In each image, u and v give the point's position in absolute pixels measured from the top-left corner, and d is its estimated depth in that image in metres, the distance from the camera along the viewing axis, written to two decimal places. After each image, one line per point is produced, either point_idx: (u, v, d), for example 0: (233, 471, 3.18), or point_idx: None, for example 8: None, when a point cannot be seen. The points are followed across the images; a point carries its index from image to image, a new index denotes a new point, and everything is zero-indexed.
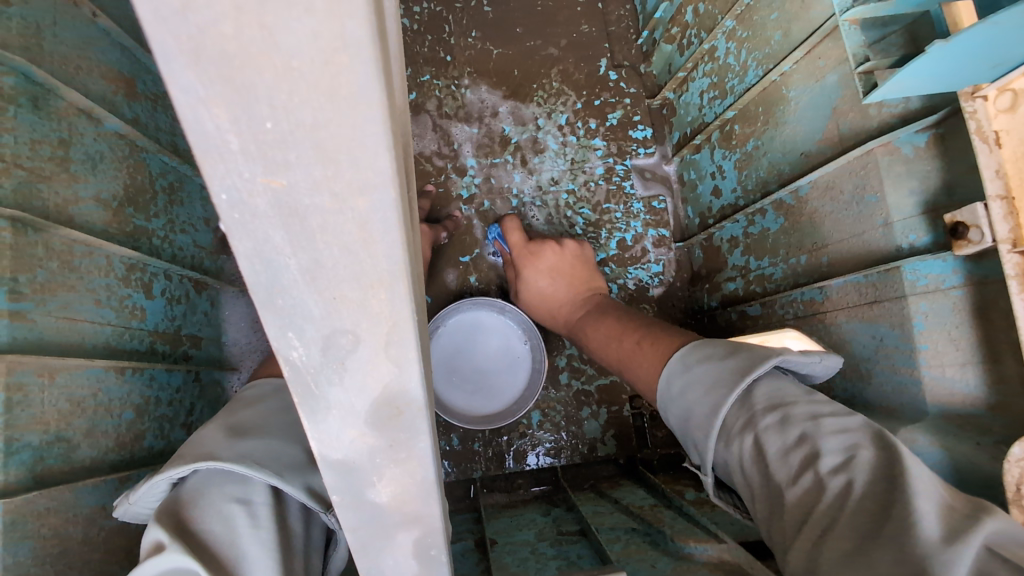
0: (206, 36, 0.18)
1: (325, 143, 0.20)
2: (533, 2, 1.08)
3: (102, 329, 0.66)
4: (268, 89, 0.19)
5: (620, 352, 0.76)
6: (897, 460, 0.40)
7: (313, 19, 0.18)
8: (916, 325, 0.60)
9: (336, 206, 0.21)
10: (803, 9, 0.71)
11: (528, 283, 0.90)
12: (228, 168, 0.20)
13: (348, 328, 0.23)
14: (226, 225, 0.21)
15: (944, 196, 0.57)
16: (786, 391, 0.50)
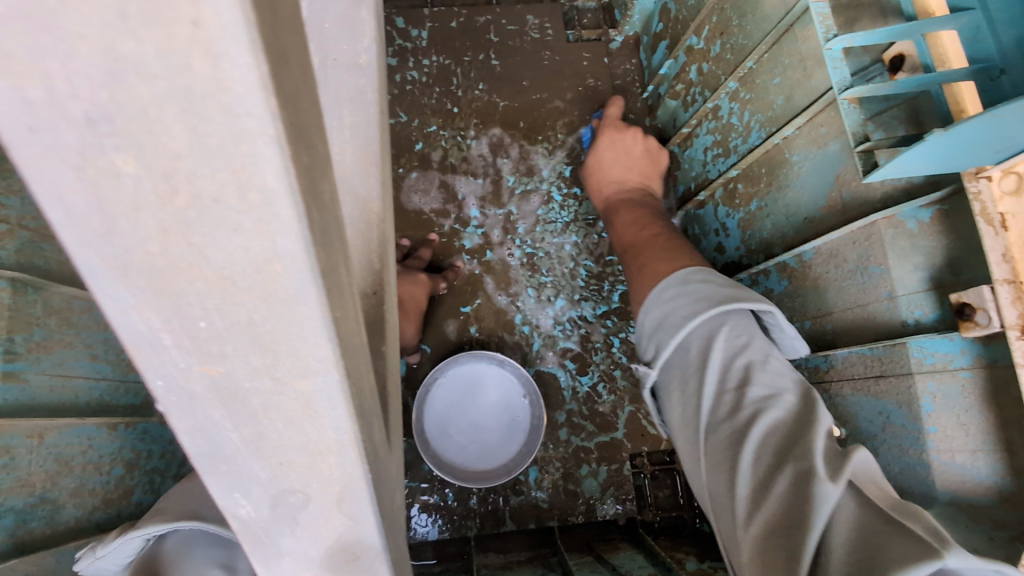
0: (133, 256, 0.17)
1: (262, 336, 0.19)
2: (540, 57, 1.11)
3: (96, 384, 0.65)
4: (199, 295, 0.18)
5: (634, 237, 0.84)
6: (813, 416, 0.51)
7: (242, 235, 0.17)
8: (924, 405, 0.58)
9: (277, 386, 0.20)
10: (804, 77, 0.71)
11: (597, 151, 0.96)
12: (163, 360, 0.19)
13: (297, 487, 0.23)
14: (163, 407, 0.20)
15: (950, 274, 0.56)
16: (746, 330, 0.59)
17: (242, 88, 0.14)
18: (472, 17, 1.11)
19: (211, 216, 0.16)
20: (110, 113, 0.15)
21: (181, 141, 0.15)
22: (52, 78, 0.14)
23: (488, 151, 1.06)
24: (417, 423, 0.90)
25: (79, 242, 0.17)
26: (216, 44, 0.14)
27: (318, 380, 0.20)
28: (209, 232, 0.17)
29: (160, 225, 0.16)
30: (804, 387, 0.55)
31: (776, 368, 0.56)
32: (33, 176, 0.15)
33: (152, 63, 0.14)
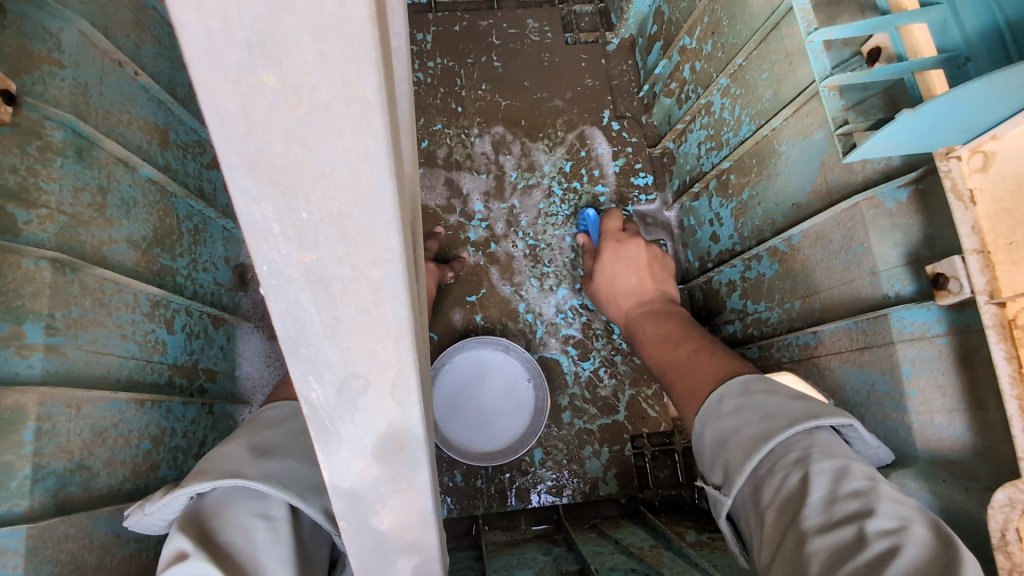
0: (262, 155, 0.16)
1: (347, 228, 0.18)
2: (540, 59, 1.16)
3: (126, 363, 0.69)
4: (306, 190, 0.17)
5: (669, 356, 0.80)
6: (956, 551, 0.39)
7: (345, 136, 0.16)
8: (905, 371, 0.62)
9: (354, 274, 0.19)
10: (790, 71, 0.75)
11: (604, 266, 0.95)
12: (271, 246, 0.18)
13: (360, 372, 0.22)
14: (265, 290, 0.19)
15: (927, 249, 0.60)
16: (838, 450, 0.49)
17: (361, 17, 0.15)
18: (474, 21, 1.16)
19: (327, 124, 0.16)
20: (263, 41, 0.14)
21: (311, 60, 0.15)
22: (227, 11, 0.14)
23: (490, 149, 1.11)
24: None
25: (230, 135, 0.16)
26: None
27: (388, 270, 0.19)
28: (321, 136, 0.16)
29: (285, 128, 0.16)
30: (935, 522, 0.42)
31: (888, 492, 0.45)
32: (202, 89, 0.15)
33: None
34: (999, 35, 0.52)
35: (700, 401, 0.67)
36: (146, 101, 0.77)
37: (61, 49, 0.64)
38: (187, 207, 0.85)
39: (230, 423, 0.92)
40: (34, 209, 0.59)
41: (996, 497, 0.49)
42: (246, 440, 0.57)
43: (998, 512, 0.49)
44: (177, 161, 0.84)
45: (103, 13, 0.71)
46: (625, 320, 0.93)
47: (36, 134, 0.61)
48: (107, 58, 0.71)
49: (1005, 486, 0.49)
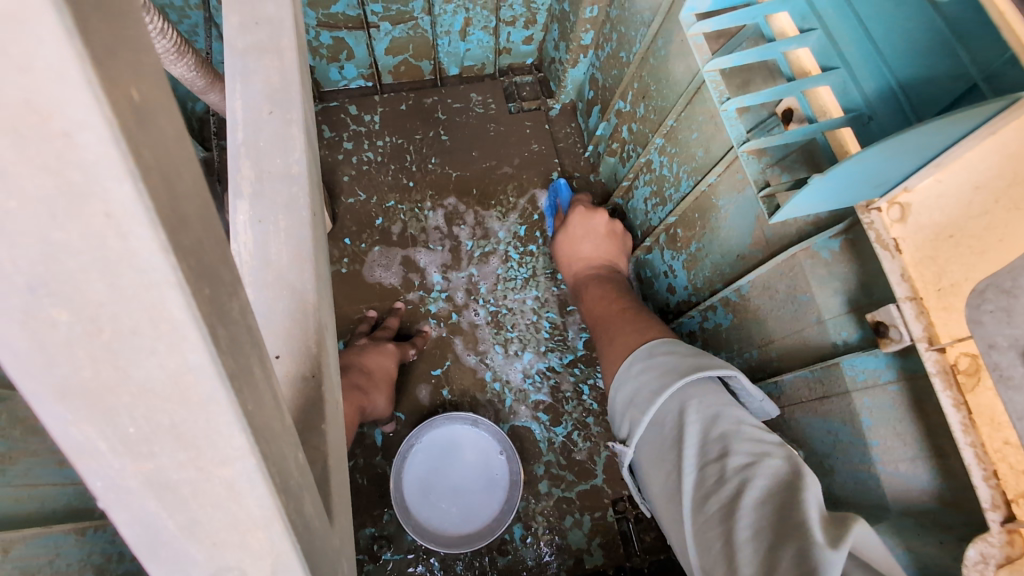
0: (71, 381, 0.18)
1: (184, 432, 0.19)
2: (486, 129, 1.19)
3: (64, 491, 0.66)
4: (127, 407, 0.18)
5: (602, 312, 0.89)
6: (800, 479, 0.49)
7: (159, 355, 0.18)
8: (865, 421, 0.62)
9: (202, 475, 0.19)
10: (717, 131, 0.78)
11: (569, 227, 1.01)
12: (100, 464, 0.19)
13: (233, 565, 0.21)
14: (102, 503, 0.19)
15: (865, 297, 0.61)
16: (714, 398, 0.60)
17: (148, 249, 0.17)
18: (420, 99, 1.19)
19: (135, 345, 0.18)
20: (48, 281, 0.17)
21: (103, 289, 0.17)
22: (3, 263, 0.16)
23: (444, 221, 1.12)
24: (395, 493, 0.90)
25: (28, 368, 0.17)
26: (125, 225, 0.16)
27: (239, 466, 0.19)
28: (132, 354, 0.18)
29: (91, 354, 0.17)
30: (790, 454, 0.53)
31: (751, 431, 0.56)
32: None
33: (77, 241, 0.17)
34: (895, 96, 0.55)
35: (619, 348, 0.77)
36: None
37: None
38: None
39: None
40: None
41: (969, 554, 0.48)
42: None
43: (973, 570, 0.48)
44: None
45: None
46: (574, 281, 1.00)
47: None
48: None
49: (976, 542, 0.48)
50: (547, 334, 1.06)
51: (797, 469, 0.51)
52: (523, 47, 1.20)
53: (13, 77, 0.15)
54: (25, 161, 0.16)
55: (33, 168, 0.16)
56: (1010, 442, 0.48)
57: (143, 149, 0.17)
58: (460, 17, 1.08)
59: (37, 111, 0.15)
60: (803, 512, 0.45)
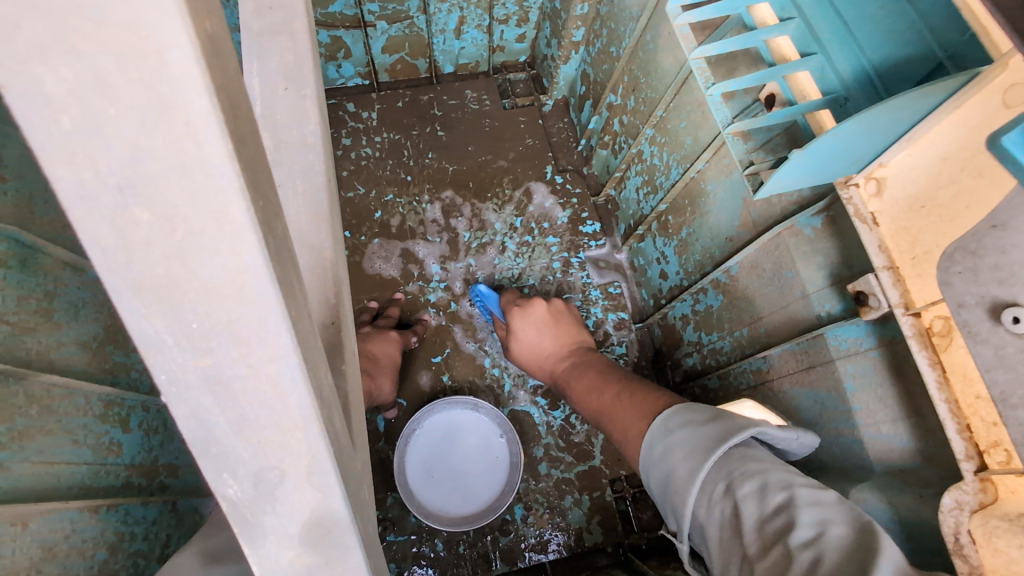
0: (145, 277, 0.21)
1: (239, 331, 0.22)
2: (481, 124, 1.22)
3: (78, 469, 0.67)
4: (191, 303, 0.21)
5: (600, 404, 0.83)
6: (875, 539, 0.43)
7: (222, 257, 0.21)
8: (848, 387, 0.65)
9: (252, 372, 0.23)
10: (704, 118, 0.82)
11: (521, 334, 0.97)
12: (166, 357, 0.22)
13: (275, 463, 0.24)
14: (164, 398, 0.22)
15: (846, 269, 0.64)
16: (756, 463, 0.54)
17: (218, 157, 0.20)
18: (416, 96, 1.22)
19: (201, 245, 0.21)
20: (133, 184, 0.19)
21: (179, 194, 0.20)
22: (97, 163, 0.19)
23: (441, 214, 1.15)
24: (399, 476, 0.92)
25: (108, 264, 0.20)
26: (202, 136, 0.19)
27: (284, 364, 0.23)
28: (199, 255, 0.21)
29: (164, 253, 0.20)
30: (856, 515, 0.47)
31: (809, 491, 0.49)
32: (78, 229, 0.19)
33: (160, 147, 0.19)
34: (868, 76, 0.58)
35: (636, 447, 0.71)
36: None
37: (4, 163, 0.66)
38: None
39: (199, 518, 0.88)
40: None
41: (944, 503, 0.51)
42: None
43: (949, 517, 0.51)
44: None
45: None
46: (554, 379, 0.95)
47: None
48: None
49: (951, 490, 0.51)
50: None
51: (868, 532, 0.44)
52: (516, 45, 1.24)
53: (116, 1, 0.18)
54: (123, 73, 0.18)
55: (129, 81, 0.18)
56: (981, 397, 0.50)
57: (217, 74, 0.20)
58: (455, 15, 1.11)
59: (136, 32, 0.18)
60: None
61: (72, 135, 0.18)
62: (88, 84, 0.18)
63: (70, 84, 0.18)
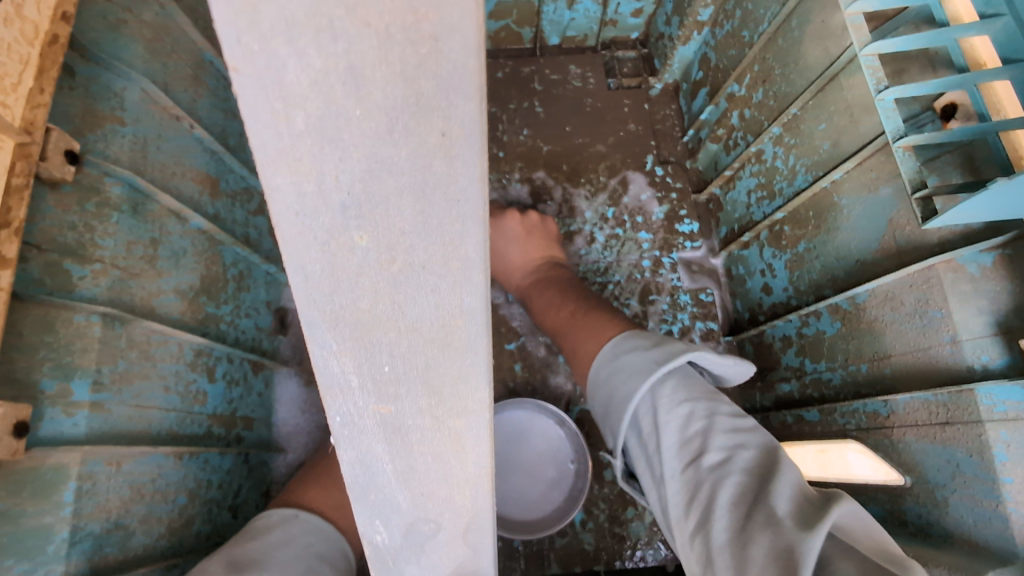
0: (347, 311, 0.23)
1: (432, 379, 0.25)
2: (582, 104, 1.16)
3: (167, 416, 0.69)
4: (389, 343, 0.24)
5: (556, 322, 0.83)
6: (776, 466, 0.51)
7: (436, 295, 0.23)
8: (997, 455, 0.56)
9: (433, 422, 0.26)
10: (852, 123, 0.72)
11: (491, 244, 0.93)
12: (346, 400, 0.25)
13: (432, 518, 0.28)
14: (336, 438, 0.26)
15: (1017, 319, 0.55)
16: (695, 385, 0.61)
17: (465, 180, 0.21)
18: (517, 68, 1.16)
19: (419, 280, 0.23)
20: (359, 203, 0.21)
21: (409, 221, 0.22)
22: (325, 175, 0.21)
23: (531, 195, 1.10)
24: None
25: (310, 294, 0.23)
26: (453, 145, 0.20)
27: (471, 418, 0.26)
28: (409, 291, 0.23)
29: (373, 288, 0.23)
30: (768, 441, 0.55)
31: (694, 425, 0.57)
32: (291, 250, 0.22)
33: (404, 161, 0.21)
34: None
35: (585, 366, 0.72)
36: (200, 153, 0.79)
37: (124, 107, 0.67)
38: (233, 254, 0.85)
39: (265, 471, 0.90)
40: (89, 264, 0.60)
41: None
42: (222, 556, 0.56)
43: None
44: (226, 209, 0.84)
45: (164, 71, 0.73)
46: (517, 295, 0.94)
47: (96, 191, 0.62)
48: (166, 114, 0.73)
49: None
50: (626, 321, 1.04)
51: (773, 456, 0.53)
52: (630, 20, 1.15)
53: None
54: (380, 63, 0.19)
55: (385, 71, 0.19)
56: None
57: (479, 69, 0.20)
58: None
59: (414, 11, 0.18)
60: (774, 504, 0.47)
61: (304, 136, 0.20)
62: (336, 72, 0.19)
63: (312, 73, 0.19)
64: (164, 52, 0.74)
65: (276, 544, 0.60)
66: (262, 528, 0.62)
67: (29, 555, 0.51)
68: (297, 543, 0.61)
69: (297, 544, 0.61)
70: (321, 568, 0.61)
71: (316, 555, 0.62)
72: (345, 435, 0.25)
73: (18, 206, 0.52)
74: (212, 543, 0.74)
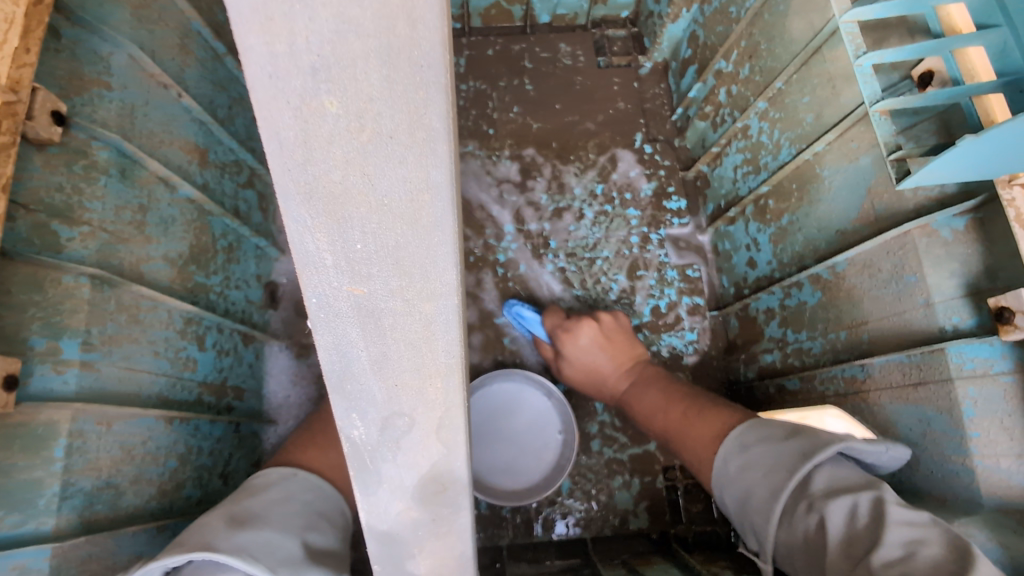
0: (320, 182, 0.24)
1: (402, 259, 0.26)
2: (572, 82, 1.16)
3: (157, 380, 0.69)
4: (361, 220, 0.25)
5: (666, 423, 0.80)
6: (970, 562, 0.42)
7: (404, 169, 0.24)
8: (966, 411, 0.58)
9: (406, 307, 0.27)
10: (834, 94, 0.74)
11: (571, 359, 0.91)
12: (321, 279, 0.26)
13: (406, 413, 0.29)
14: (313, 321, 0.26)
15: (987, 280, 0.57)
16: (852, 476, 0.54)
17: (426, 45, 0.22)
18: (507, 45, 1.16)
19: (384, 150, 0.24)
20: (327, 67, 0.22)
21: (376, 87, 0.23)
22: (296, 36, 0.22)
23: (521, 172, 1.10)
24: None
25: (283, 163, 0.24)
26: (415, 10, 0.22)
27: (440, 301, 0.26)
28: (378, 163, 0.24)
29: (343, 159, 0.24)
30: (952, 536, 0.46)
31: (841, 508, 0.51)
32: (266, 114, 0.23)
33: (369, 24, 0.22)
34: None
35: (708, 468, 0.70)
36: (188, 123, 0.79)
37: (110, 71, 0.67)
38: (222, 226, 0.85)
39: (255, 442, 0.91)
40: (77, 226, 0.61)
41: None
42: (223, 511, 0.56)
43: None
44: (214, 180, 0.84)
45: (152, 38, 0.73)
46: (617, 400, 0.91)
47: (83, 154, 0.62)
48: (153, 81, 0.73)
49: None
50: (614, 297, 1.06)
51: (966, 555, 0.43)
52: None
53: None
54: None
55: None
56: None
57: None
58: None
59: None
60: None
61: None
62: None
63: None
64: (151, 20, 0.74)
65: (276, 501, 0.61)
66: (259, 486, 0.63)
67: (18, 506, 0.52)
68: (296, 500, 0.63)
69: (295, 501, 0.63)
70: (321, 524, 0.62)
71: (316, 512, 0.63)
72: (323, 315, 0.26)
73: (5, 163, 0.52)
74: (203, 507, 0.75)
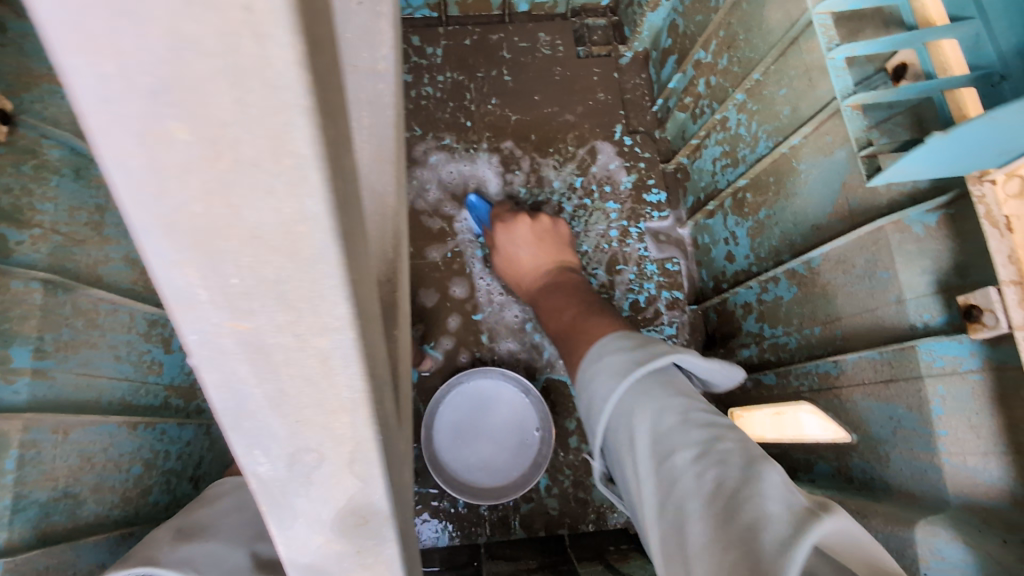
0: (179, 215, 0.19)
1: (288, 296, 0.22)
2: (551, 73, 1.14)
3: (119, 385, 0.68)
4: (233, 254, 0.20)
5: (565, 323, 0.79)
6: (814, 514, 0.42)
7: (274, 200, 0.19)
8: (934, 409, 0.58)
9: (299, 344, 0.23)
10: (810, 87, 0.72)
11: (503, 250, 0.93)
12: (198, 316, 0.22)
13: (313, 448, 0.27)
14: (195, 361, 0.23)
15: (956, 277, 0.56)
16: (702, 416, 0.54)
17: (282, 63, 0.16)
18: (485, 35, 1.13)
19: (248, 180, 0.18)
20: (169, 87, 0.17)
21: (228, 110, 0.17)
22: (124, 55, 0.16)
23: (500, 165, 1.08)
24: (432, 419, 0.91)
25: (128, 195, 0.18)
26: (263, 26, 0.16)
27: (335, 339, 0.23)
28: (244, 194, 0.19)
29: (203, 187, 0.19)
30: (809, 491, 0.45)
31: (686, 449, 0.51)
32: (97, 141, 0.17)
33: (208, 40, 0.16)
34: None
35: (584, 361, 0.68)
36: None
37: None
38: None
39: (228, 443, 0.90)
40: (27, 229, 0.58)
41: None
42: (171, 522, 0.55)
43: None
44: None
45: None
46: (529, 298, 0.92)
47: (32, 153, 0.60)
48: None
49: None
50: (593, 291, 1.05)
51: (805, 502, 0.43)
52: None
53: None
54: None
55: None
56: None
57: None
58: None
59: None
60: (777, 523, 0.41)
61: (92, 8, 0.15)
62: None
63: None
64: None
65: (228, 510, 0.59)
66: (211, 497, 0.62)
67: None
68: (250, 506, 0.61)
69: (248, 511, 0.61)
70: None
71: None
72: (206, 350, 0.23)
73: None
74: (171, 513, 0.73)
